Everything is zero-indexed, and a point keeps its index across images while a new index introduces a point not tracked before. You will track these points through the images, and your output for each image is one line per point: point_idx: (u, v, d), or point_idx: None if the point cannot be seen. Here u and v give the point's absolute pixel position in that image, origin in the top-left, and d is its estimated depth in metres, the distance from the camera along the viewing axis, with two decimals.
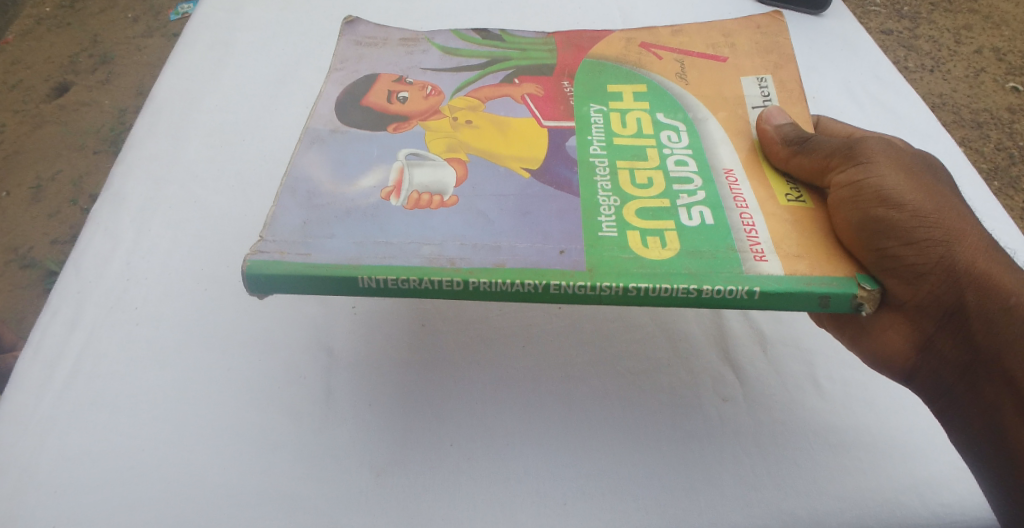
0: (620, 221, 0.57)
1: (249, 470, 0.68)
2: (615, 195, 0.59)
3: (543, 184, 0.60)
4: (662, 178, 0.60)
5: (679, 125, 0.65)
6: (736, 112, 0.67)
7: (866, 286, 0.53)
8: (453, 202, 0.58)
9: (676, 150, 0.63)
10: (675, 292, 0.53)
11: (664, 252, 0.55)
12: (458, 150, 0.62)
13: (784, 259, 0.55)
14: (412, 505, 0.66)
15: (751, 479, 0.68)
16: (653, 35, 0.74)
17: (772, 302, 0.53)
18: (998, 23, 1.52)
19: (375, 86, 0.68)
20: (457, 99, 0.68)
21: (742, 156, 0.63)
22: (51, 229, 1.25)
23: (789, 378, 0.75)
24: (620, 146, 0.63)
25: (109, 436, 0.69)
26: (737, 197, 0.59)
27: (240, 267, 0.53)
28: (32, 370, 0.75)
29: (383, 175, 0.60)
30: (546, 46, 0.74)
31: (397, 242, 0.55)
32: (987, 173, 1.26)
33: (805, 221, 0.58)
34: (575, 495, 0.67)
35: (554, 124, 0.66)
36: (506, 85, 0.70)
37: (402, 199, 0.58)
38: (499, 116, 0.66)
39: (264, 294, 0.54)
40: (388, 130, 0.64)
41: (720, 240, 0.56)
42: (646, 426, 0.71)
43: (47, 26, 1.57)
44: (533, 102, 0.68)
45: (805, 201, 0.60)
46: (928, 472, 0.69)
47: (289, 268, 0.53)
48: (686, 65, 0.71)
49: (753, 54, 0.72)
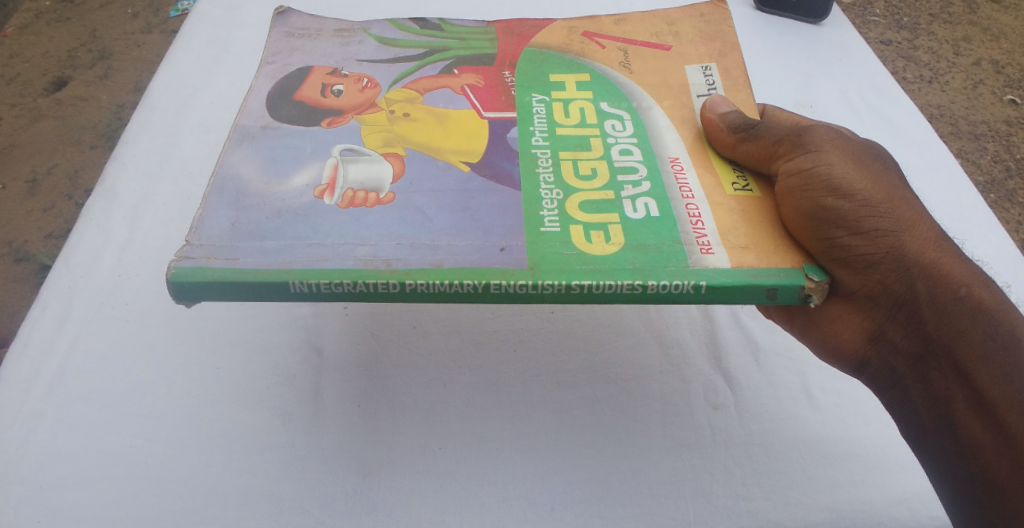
0: (564, 216, 0.56)
1: (222, 471, 0.66)
2: (558, 187, 0.59)
3: (482, 178, 0.59)
4: (606, 168, 0.60)
5: (623, 114, 0.65)
6: (680, 101, 0.67)
7: (813, 277, 0.54)
8: (389, 199, 0.57)
9: (620, 139, 0.63)
10: (621, 288, 0.52)
11: (608, 247, 0.55)
12: (395, 144, 0.62)
13: (730, 251, 0.55)
14: (398, 510, 0.65)
15: (742, 489, 0.67)
16: (596, 24, 0.74)
17: (719, 296, 0.53)
18: (998, 36, 1.51)
19: (308, 79, 0.67)
20: (395, 91, 0.67)
21: (689, 145, 0.63)
22: (45, 223, 1.25)
23: (782, 389, 0.74)
24: (564, 135, 0.63)
25: (79, 431, 0.68)
26: (683, 187, 0.59)
27: (166, 275, 0.52)
28: (18, 364, 0.73)
29: (316, 173, 0.59)
30: (486, 36, 0.73)
31: (330, 243, 0.54)
32: (984, 185, 1.25)
33: (751, 210, 0.58)
34: (567, 504, 0.66)
35: (495, 115, 0.65)
36: (445, 76, 0.69)
37: (336, 197, 0.57)
38: (438, 107, 0.66)
39: (191, 302, 0.53)
40: (323, 125, 0.63)
41: (666, 233, 0.56)
42: (637, 434, 0.71)
43: (46, 20, 1.57)
44: (473, 92, 0.67)
45: (752, 190, 0.60)
46: (921, 486, 0.68)
47: (217, 275, 0.52)
48: (630, 54, 0.71)
49: (696, 42, 0.72)
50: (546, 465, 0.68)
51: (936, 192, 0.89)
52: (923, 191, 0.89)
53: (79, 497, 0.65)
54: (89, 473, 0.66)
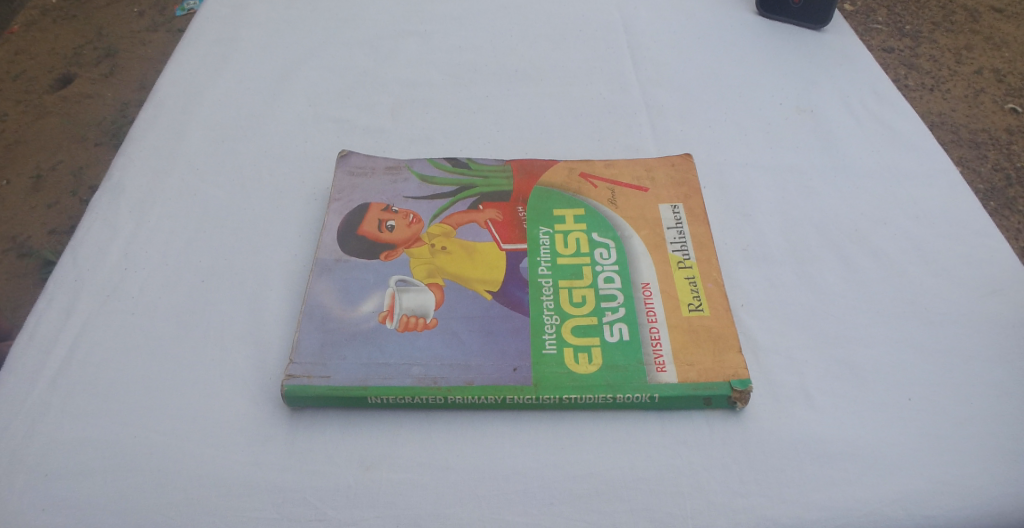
0: (559, 339, 0.67)
1: (221, 461, 0.64)
2: (556, 313, 0.69)
3: (501, 305, 0.70)
4: (594, 297, 0.70)
5: (609, 245, 0.75)
6: (655, 231, 0.76)
7: (738, 387, 0.65)
8: (434, 322, 0.69)
9: (606, 267, 0.73)
10: (596, 400, 0.65)
11: (590, 367, 0.66)
12: (435, 274, 0.73)
13: (682, 367, 0.66)
14: (400, 502, 0.61)
15: (771, 489, 0.62)
16: (591, 166, 0.84)
17: (670, 403, 0.65)
18: (999, 45, 1.53)
19: (366, 216, 0.78)
20: (434, 225, 0.78)
21: (660, 268, 0.73)
22: (49, 219, 1.24)
23: (812, 388, 0.68)
24: (563, 266, 0.73)
25: (78, 419, 0.67)
26: (650, 312, 0.69)
27: (281, 391, 0.65)
28: (16, 350, 0.72)
29: (378, 300, 0.71)
30: (504, 174, 0.83)
31: (394, 363, 0.66)
32: (983, 193, 1.24)
33: (704, 336, 0.68)
34: (582, 499, 0.62)
35: (512, 247, 0.75)
36: (473, 211, 0.79)
37: (394, 321, 0.69)
38: (468, 241, 0.76)
39: (297, 409, 0.67)
40: (381, 258, 0.74)
41: (632, 356, 0.66)
42: (653, 430, 0.65)
43: (53, 18, 1.68)
44: (495, 227, 0.77)
45: (705, 310, 0.70)
46: (972, 488, 0.62)
47: (317, 392, 0.65)
48: (617, 193, 0.81)
49: (668, 186, 0.82)
50: (546, 460, 0.63)
51: (946, 179, 0.87)
52: (931, 180, 0.87)
53: (80, 485, 0.63)
54: (89, 461, 0.64)
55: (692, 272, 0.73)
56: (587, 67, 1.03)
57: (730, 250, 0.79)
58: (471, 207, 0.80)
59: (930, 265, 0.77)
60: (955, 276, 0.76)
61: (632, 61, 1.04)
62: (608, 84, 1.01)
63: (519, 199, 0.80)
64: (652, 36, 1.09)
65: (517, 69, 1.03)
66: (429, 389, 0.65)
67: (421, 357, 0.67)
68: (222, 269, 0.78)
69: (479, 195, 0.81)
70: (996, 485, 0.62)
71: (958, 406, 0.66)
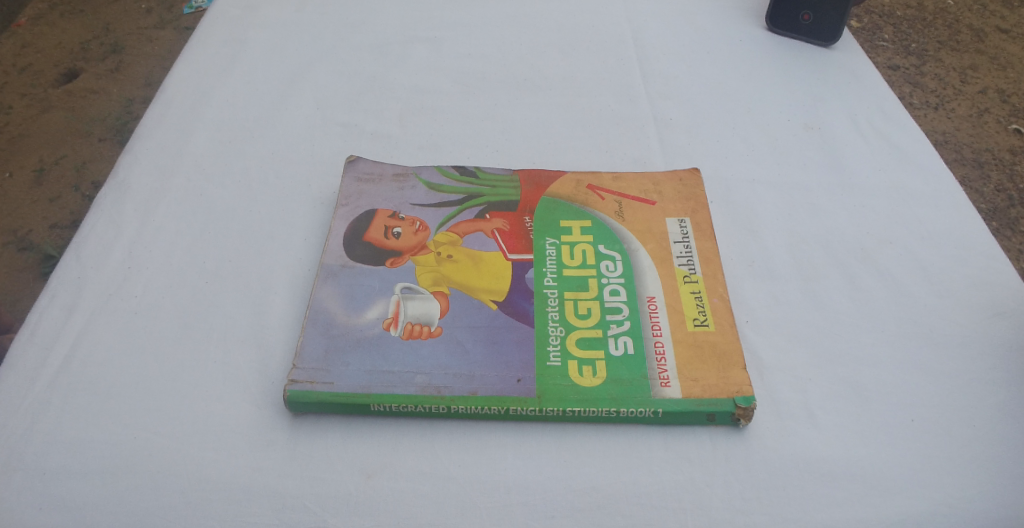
0: (564, 351, 0.67)
1: (220, 464, 0.64)
2: (561, 325, 0.69)
3: (506, 316, 0.70)
4: (599, 310, 0.70)
5: (615, 258, 0.75)
6: (661, 245, 0.76)
7: (741, 404, 0.65)
8: (439, 331, 0.69)
9: (612, 280, 0.73)
10: (599, 414, 0.64)
11: (594, 380, 0.66)
12: (441, 283, 0.73)
13: (686, 382, 0.66)
14: (400, 511, 0.61)
15: (772, 507, 0.62)
16: (598, 178, 0.84)
17: (673, 418, 0.65)
18: (1004, 66, 1.53)
19: (373, 222, 0.78)
20: (441, 234, 0.78)
21: (666, 282, 0.73)
22: (51, 214, 1.24)
23: (816, 407, 0.67)
24: (568, 278, 0.73)
25: (77, 419, 0.67)
26: (655, 326, 0.69)
27: (283, 396, 0.65)
28: (16, 347, 0.71)
29: (382, 307, 0.71)
30: (512, 184, 0.83)
31: (397, 371, 0.66)
32: (985, 213, 1.24)
33: (709, 353, 0.68)
34: (583, 513, 0.61)
35: (518, 257, 0.75)
36: (480, 220, 0.79)
37: (398, 328, 0.69)
38: (474, 250, 0.76)
39: (298, 414, 0.67)
40: (387, 265, 0.74)
41: (636, 370, 0.66)
42: (656, 445, 0.65)
43: (60, 12, 1.68)
44: (501, 237, 0.77)
45: (710, 325, 0.70)
46: (974, 511, 0.61)
47: (319, 397, 0.65)
48: (624, 206, 0.81)
49: (675, 200, 0.82)
50: (547, 474, 0.63)
51: (952, 199, 0.87)
52: (937, 200, 0.87)
53: (77, 486, 0.63)
54: (88, 462, 0.64)
55: (698, 286, 0.73)
56: (595, 79, 1.03)
57: (735, 266, 0.79)
58: (478, 216, 0.80)
59: (935, 285, 0.77)
60: (960, 297, 0.76)
61: (640, 74, 1.05)
62: (615, 95, 1.01)
63: (526, 210, 0.80)
64: (660, 49, 1.09)
65: (525, 79, 1.03)
66: (432, 398, 0.65)
67: (425, 366, 0.66)
68: (226, 271, 0.78)
69: (486, 204, 0.81)
70: (998, 509, 0.61)
71: (961, 427, 0.66)
